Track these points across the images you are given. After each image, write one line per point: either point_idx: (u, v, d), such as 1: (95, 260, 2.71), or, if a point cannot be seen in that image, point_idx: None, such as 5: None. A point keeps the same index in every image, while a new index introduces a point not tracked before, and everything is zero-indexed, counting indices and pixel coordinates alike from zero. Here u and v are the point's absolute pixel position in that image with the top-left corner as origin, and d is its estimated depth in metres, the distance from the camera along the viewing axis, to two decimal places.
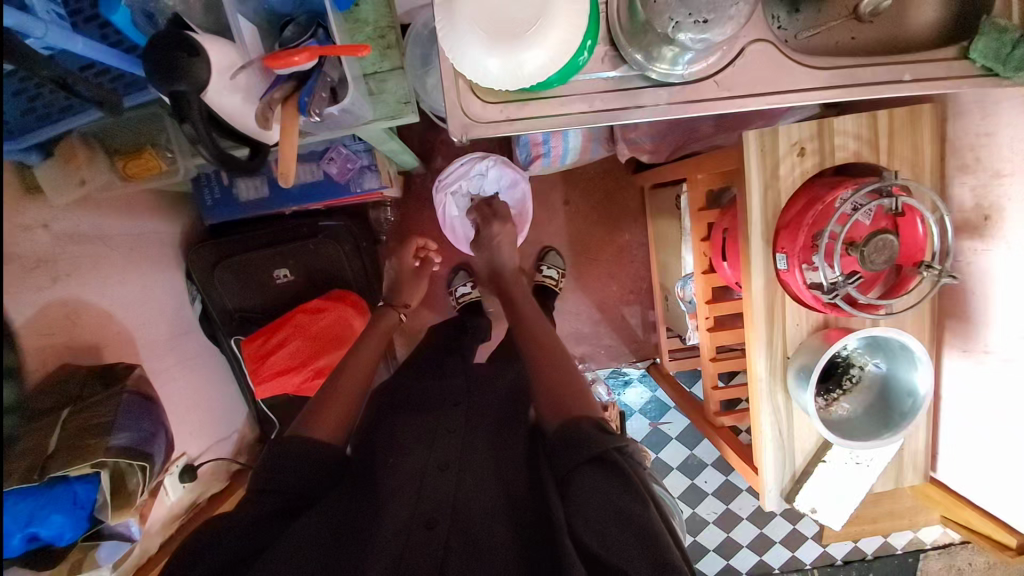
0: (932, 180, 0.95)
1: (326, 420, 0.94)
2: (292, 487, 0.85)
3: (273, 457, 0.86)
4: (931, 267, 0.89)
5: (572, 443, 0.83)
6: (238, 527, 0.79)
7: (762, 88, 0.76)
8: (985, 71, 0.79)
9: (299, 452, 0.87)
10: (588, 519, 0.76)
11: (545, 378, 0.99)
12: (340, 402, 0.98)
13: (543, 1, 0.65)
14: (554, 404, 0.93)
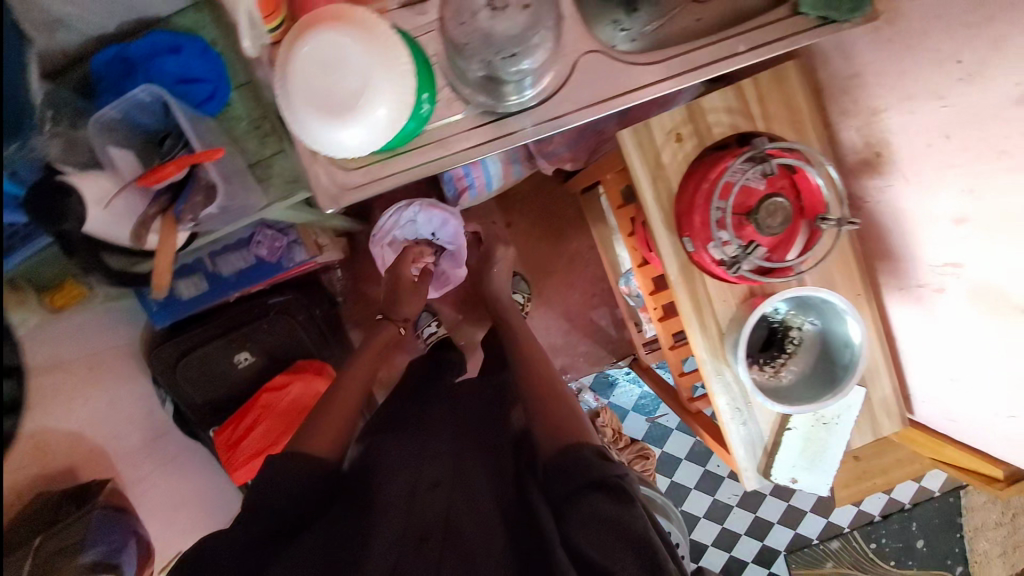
0: (816, 133, 0.95)
1: (322, 440, 0.96)
2: (286, 504, 0.86)
3: (269, 483, 0.87)
4: (829, 219, 0.89)
5: (572, 467, 0.84)
6: (231, 547, 0.81)
7: (604, 96, 0.80)
8: (822, 21, 0.81)
9: (300, 475, 0.89)
10: (582, 535, 0.77)
11: (543, 401, 1.00)
12: (332, 429, 0.99)
13: (364, 71, 0.69)
14: (554, 427, 0.94)
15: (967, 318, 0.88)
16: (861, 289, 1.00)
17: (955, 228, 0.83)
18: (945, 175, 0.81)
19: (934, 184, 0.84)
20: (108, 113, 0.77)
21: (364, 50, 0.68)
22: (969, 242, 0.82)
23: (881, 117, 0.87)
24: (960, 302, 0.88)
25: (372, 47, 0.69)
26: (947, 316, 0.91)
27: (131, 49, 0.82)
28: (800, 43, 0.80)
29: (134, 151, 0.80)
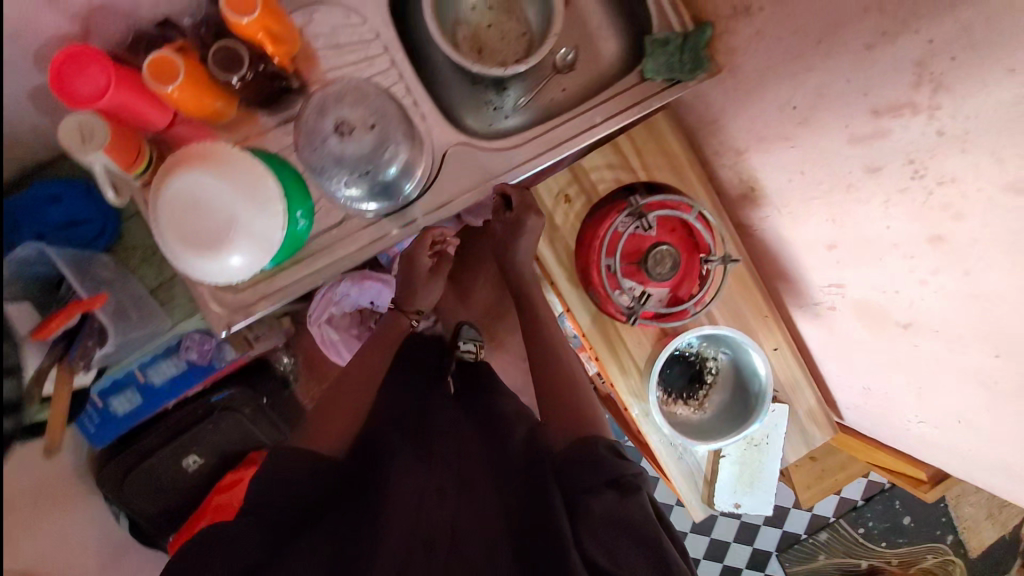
0: (695, 174, 1.00)
1: (320, 438, 0.73)
2: (292, 500, 0.64)
3: (273, 468, 0.65)
4: (711, 260, 0.96)
5: (581, 459, 0.68)
6: (234, 533, 0.59)
7: (479, 179, 0.85)
8: (671, 82, 0.86)
9: (300, 469, 0.66)
10: (599, 543, 0.60)
11: (557, 381, 0.86)
12: (338, 427, 0.76)
13: (231, 203, 0.71)
14: (569, 419, 0.78)
15: (861, 335, 0.90)
16: (767, 311, 1.05)
17: (828, 253, 0.86)
18: (809, 208, 0.84)
19: (804, 218, 0.87)
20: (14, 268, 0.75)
21: (231, 185, 0.71)
22: (844, 265, 0.85)
23: (744, 158, 0.92)
24: (850, 321, 0.91)
25: (239, 182, 0.72)
26: (847, 332, 0.93)
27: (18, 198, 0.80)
28: (654, 104, 0.85)
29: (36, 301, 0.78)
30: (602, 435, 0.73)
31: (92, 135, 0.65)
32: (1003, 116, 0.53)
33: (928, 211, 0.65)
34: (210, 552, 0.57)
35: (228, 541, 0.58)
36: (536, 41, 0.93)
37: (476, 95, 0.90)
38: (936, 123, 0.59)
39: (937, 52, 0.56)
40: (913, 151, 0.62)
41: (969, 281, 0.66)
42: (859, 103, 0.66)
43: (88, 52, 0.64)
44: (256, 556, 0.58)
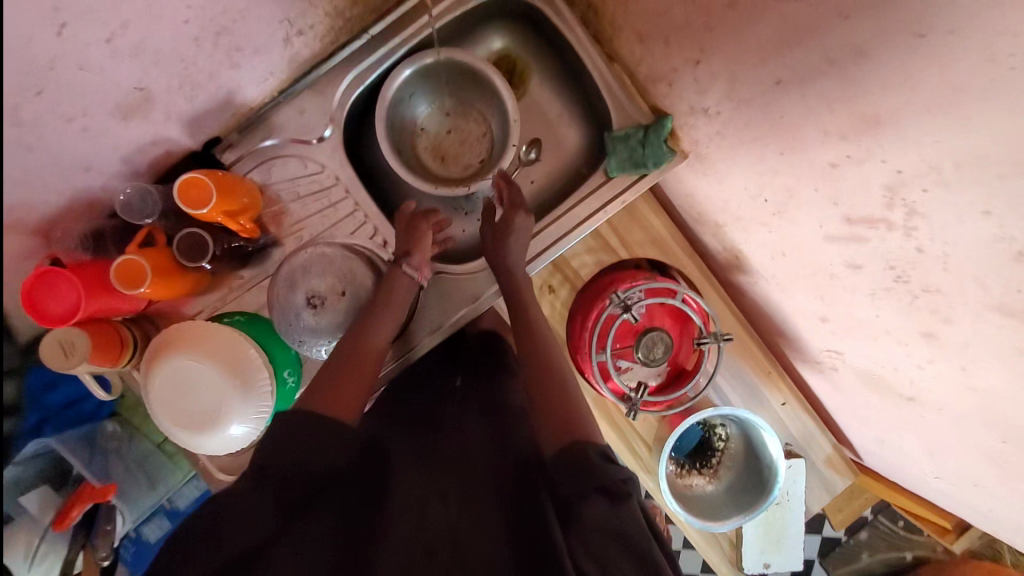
0: (679, 245, 0.99)
1: (341, 401, 0.64)
2: (309, 472, 0.56)
3: (292, 434, 0.57)
4: (705, 339, 0.91)
5: (577, 463, 0.58)
6: (233, 512, 0.52)
7: (467, 303, 0.87)
8: (638, 174, 0.83)
9: (315, 440, 0.58)
10: (592, 554, 0.52)
11: (551, 372, 0.73)
12: (354, 390, 0.66)
13: (213, 380, 0.73)
14: (556, 419, 0.66)
15: (867, 398, 0.88)
16: (770, 368, 1.03)
17: (821, 325, 0.85)
18: (797, 284, 0.82)
19: (792, 291, 0.85)
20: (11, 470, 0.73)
21: (220, 368, 0.73)
22: (840, 338, 0.83)
23: (722, 230, 0.90)
24: (853, 383, 0.89)
25: (225, 365, 0.73)
26: (852, 391, 0.92)
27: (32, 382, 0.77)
28: (631, 197, 0.83)
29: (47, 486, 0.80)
30: (592, 440, 0.62)
31: (74, 348, 0.67)
32: (981, 249, 0.50)
33: (916, 310, 0.63)
34: (209, 530, 0.51)
35: (227, 523, 0.51)
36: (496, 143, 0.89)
37: (446, 202, 0.92)
38: (914, 240, 0.56)
39: (903, 181, 0.52)
40: (893, 259, 0.60)
41: (966, 374, 0.63)
42: (831, 209, 0.63)
43: (53, 272, 0.65)
44: (271, 528, 0.53)
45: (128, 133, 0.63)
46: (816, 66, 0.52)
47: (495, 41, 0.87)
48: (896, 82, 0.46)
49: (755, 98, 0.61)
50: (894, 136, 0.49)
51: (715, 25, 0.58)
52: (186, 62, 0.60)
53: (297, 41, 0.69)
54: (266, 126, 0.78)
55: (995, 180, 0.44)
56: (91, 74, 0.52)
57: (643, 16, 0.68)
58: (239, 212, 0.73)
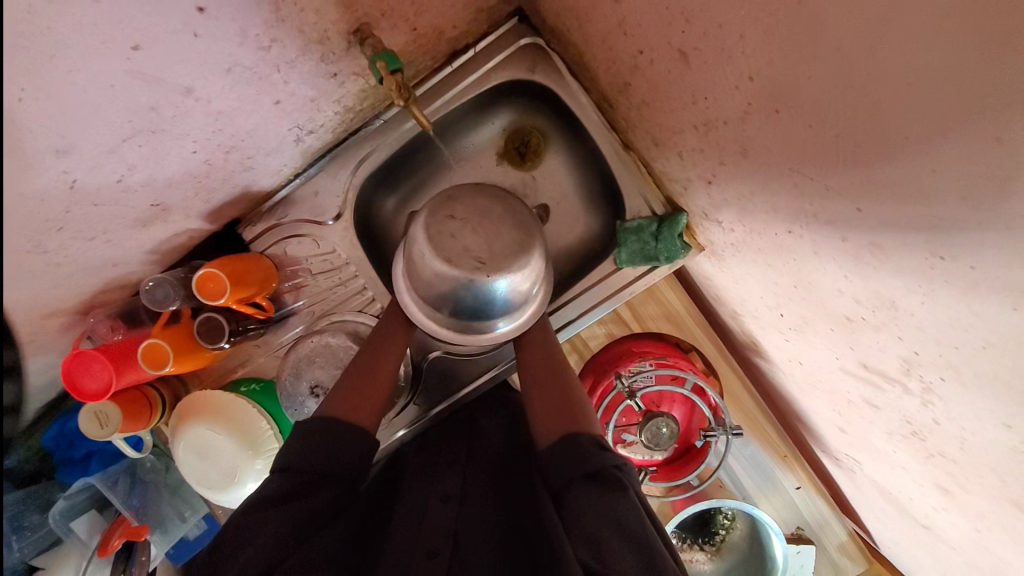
0: (694, 320, 0.96)
1: (361, 407, 0.64)
2: (330, 477, 0.56)
3: (315, 436, 0.58)
4: (712, 432, 0.87)
5: (569, 447, 0.57)
6: (257, 516, 0.52)
7: (457, 387, 0.87)
8: (650, 264, 0.80)
9: (337, 444, 0.58)
10: (588, 540, 0.50)
11: (550, 363, 0.70)
12: (379, 391, 0.67)
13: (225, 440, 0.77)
14: (551, 406, 0.64)
15: (883, 506, 0.83)
16: (786, 451, 0.96)
17: (840, 433, 0.78)
18: (814, 390, 0.76)
19: (808, 394, 0.80)
20: (58, 503, 0.85)
21: (230, 433, 0.77)
22: (858, 450, 0.77)
23: (740, 317, 0.86)
24: (871, 489, 0.83)
25: (235, 427, 0.77)
26: (871, 494, 0.85)
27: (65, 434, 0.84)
28: (636, 292, 0.81)
29: (91, 512, 0.88)
30: (582, 427, 0.60)
31: (107, 420, 0.74)
32: (999, 451, 0.46)
33: (931, 463, 0.59)
34: (232, 543, 0.51)
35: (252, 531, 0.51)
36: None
37: None
38: (932, 410, 0.51)
39: (919, 362, 0.47)
40: (910, 417, 0.56)
41: (979, 534, 0.60)
42: (846, 350, 0.58)
43: (89, 354, 0.69)
44: (292, 539, 0.52)
45: (148, 235, 0.66)
46: (828, 237, 0.47)
47: (503, 117, 0.85)
48: (913, 286, 0.41)
49: (771, 233, 0.56)
50: (909, 323, 0.44)
51: (728, 160, 0.54)
52: (198, 177, 0.62)
53: (308, 137, 0.70)
54: (282, 206, 0.80)
55: (1015, 404, 0.40)
56: (108, 206, 0.55)
57: (659, 124, 0.63)
58: (255, 295, 0.76)
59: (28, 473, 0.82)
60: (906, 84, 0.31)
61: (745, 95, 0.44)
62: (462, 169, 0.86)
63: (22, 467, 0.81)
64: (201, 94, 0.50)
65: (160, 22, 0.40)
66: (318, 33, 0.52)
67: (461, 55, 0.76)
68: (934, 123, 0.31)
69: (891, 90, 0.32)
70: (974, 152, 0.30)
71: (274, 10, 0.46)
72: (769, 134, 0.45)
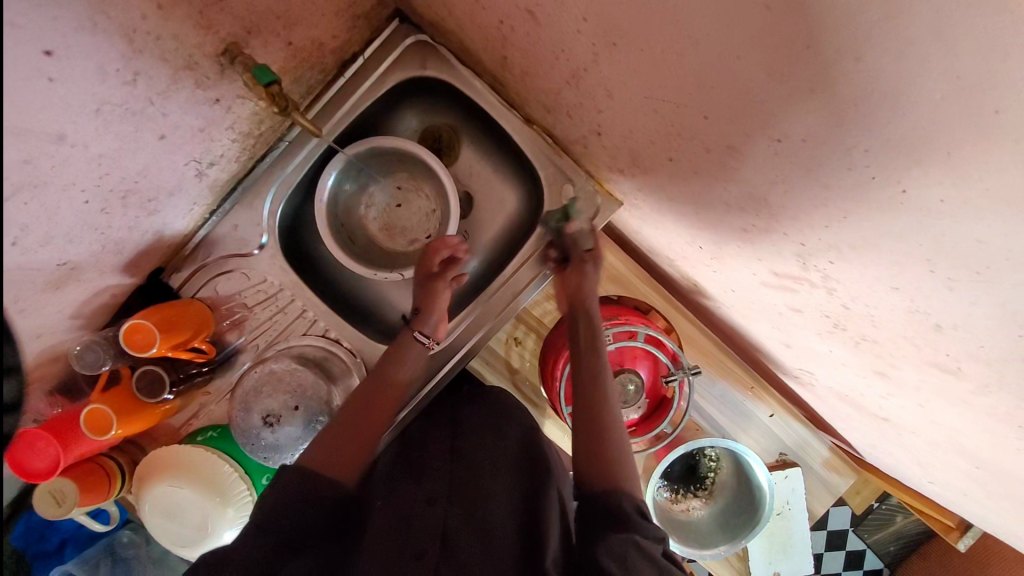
0: (637, 276, 1.00)
1: (346, 460, 0.65)
2: (294, 531, 0.57)
3: (284, 495, 0.58)
4: (673, 375, 0.89)
5: (606, 511, 0.59)
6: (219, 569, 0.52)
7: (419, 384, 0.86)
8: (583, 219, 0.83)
9: (306, 501, 0.58)
10: (614, 557, 0.53)
11: (595, 412, 0.69)
12: (363, 443, 0.67)
13: (196, 492, 0.76)
14: (595, 455, 0.66)
15: (847, 411, 0.86)
16: (753, 383, 0.99)
17: (787, 349, 0.81)
18: (753, 313, 0.79)
19: (751, 319, 0.83)
20: None
21: (193, 485, 0.76)
22: (805, 360, 0.80)
23: (674, 261, 0.89)
24: (831, 396, 0.86)
25: (197, 477, 0.76)
26: (833, 402, 0.88)
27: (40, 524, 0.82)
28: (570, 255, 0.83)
29: None
30: (622, 488, 0.62)
31: (64, 496, 0.72)
32: (901, 317, 0.49)
33: (861, 351, 0.62)
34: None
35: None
36: (435, 196, 0.85)
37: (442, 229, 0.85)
38: (838, 297, 0.55)
39: (809, 252, 0.50)
40: (826, 310, 0.59)
41: (924, 408, 0.62)
42: (757, 262, 0.61)
43: (31, 432, 0.67)
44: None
45: (66, 298, 0.66)
46: (700, 152, 0.50)
47: (409, 118, 0.87)
48: (773, 173, 0.43)
49: (660, 167, 0.59)
50: (789, 218, 0.48)
51: (603, 106, 0.57)
52: (101, 229, 0.61)
53: (211, 170, 0.70)
54: (206, 246, 0.80)
55: (891, 265, 0.42)
56: (7, 273, 0.54)
57: (542, 89, 0.66)
58: (192, 339, 0.75)
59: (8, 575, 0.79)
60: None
61: (588, 37, 0.47)
62: (373, 212, 0.88)
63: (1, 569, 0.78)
64: (76, 139, 0.49)
65: (7, 71, 0.40)
66: (185, 59, 0.53)
67: (350, 65, 0.78)
68: (723, 13, 0.33)
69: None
70: (760, 31, 0.32)
71: (128, 43, 0.47)
72: (621, 68, 0.48)
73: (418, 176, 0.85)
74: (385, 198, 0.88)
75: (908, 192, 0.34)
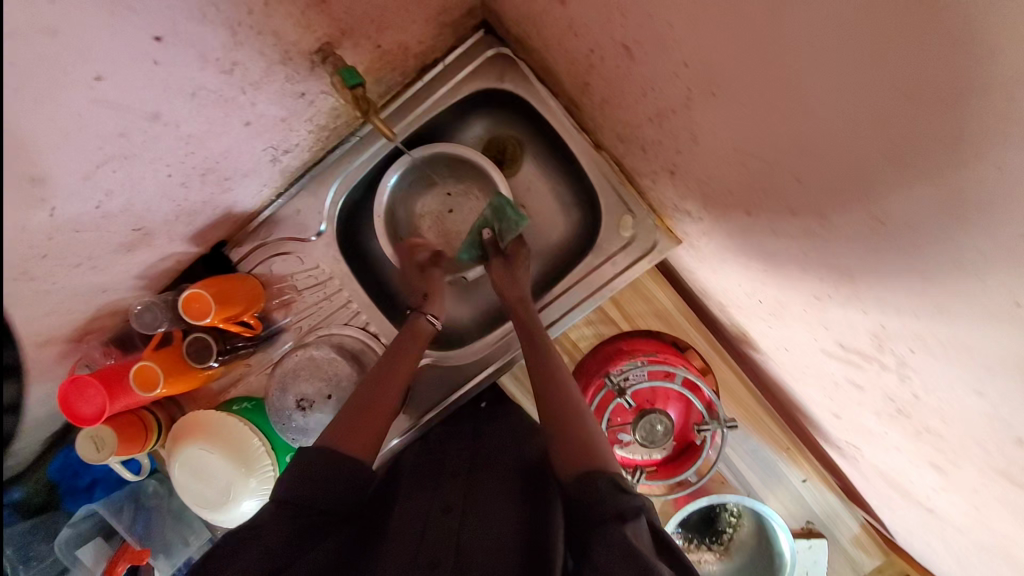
0: (684, 315, 0.97)
1: (362, 436, 0.64)
2: (318, 511, 0.56)
3: (308, 470, 0.58)
4: (706, 425, 0.86)
5: (587, 491, 0.54)
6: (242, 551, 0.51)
7: (445, 394, 0.86)
8: (642, 251, 0.80)
9: (330, 479, 0.58)
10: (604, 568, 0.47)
11: (564, 396, 0.66)
12: (381, 418, 0.67)
13: (225, 460, 0.78)
14: (567, 438, 0.61)
15: (888, 492, 0.81)
16: (789, 444, 0.95)
17: (835, 419, 0.77)
18: (804, 377, 0.75)
19: (800, 380, 0.79)
20: (64, 532, 0.87)
21: (221, 452, 0.78)
22: (853, 434, 0.76)
23: (726, 308, 0.85)
24: (876, 476, 0.81)
25: (227, 447, 0.78)
26: (878, 483, 0.82)
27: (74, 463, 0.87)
28: (619, 287, 0.81)
29: (97, 540, 0.90)
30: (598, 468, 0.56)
31: (103, 444, 0.75)
32: (979, 421, 0.45)
33: (921, 440, 0.58)
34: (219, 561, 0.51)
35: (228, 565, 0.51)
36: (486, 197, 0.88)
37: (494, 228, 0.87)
38: (909, 385, 0.51)
39: (888, 335, 0.47)
40: (892, 394, 0.55)
41: (979, 512, 0.57)
42: (823, 330, 0.58)
43: (83, 379, 0.71)
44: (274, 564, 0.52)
45: (136, 261, 0.69)
46: (783, 215, 0.47)
47: (478, 126, 0.87)
48: (865, 251, 0.41)
49: (733, 219, 0.57)
50: (872, 297, 0.45)
51: (684, 150, 0.55)
52: (177, 201, 0.64)
53: (285, 156, 0.72)
54: (268, 226, 0.83)
55: (982, 370, 0.39)
56: (87, 233, 0.57)
57: (620, 121, 0.64)
58: (242, 313, 0.77)
59: (37, 503, 0.85)
60: (820, 55, 0.31)
61: (684, 82, 0.45)
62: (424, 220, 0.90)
63: (31, 497, 0.84)
64: (169, 119, 0.52)
65: (116, 52, 0.42)
66: (280, 53, 0.54)
67: (429, 70, 0.79)
68: (845, 88, 0.31)
69: (808, 62, 0.32)
70: (881, 114, 0.30)
71: (232, 35, 0.48)
72: (713, 118, 0.46)
73: (467, 181, 0.88)
74: (435, 206, 0.90)
75: (1018, 306, 0.31)
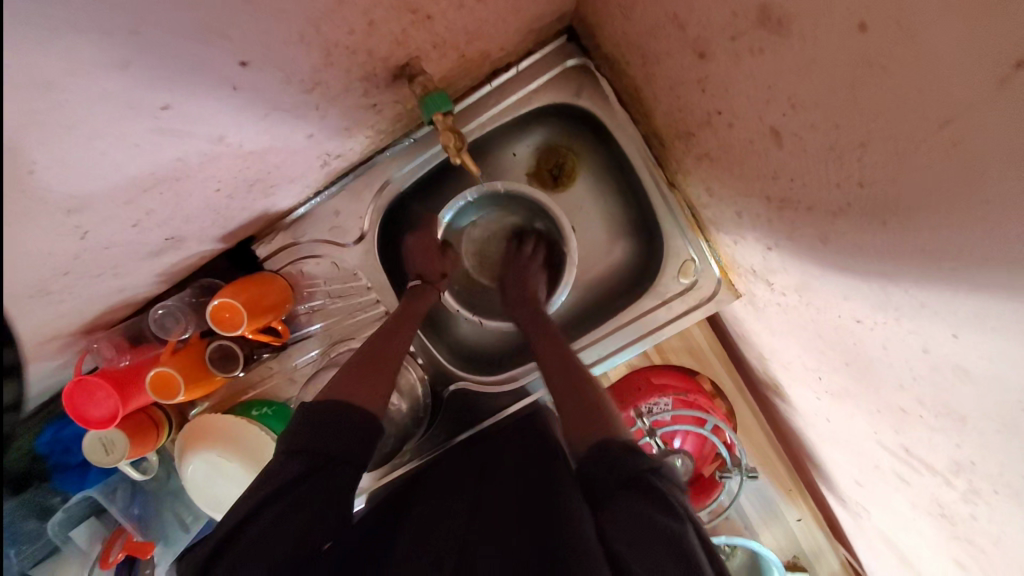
0: (716, 353, 0.98)
1: (369, 392, 0.60)
2: (334, 458, 0.52)
3: (318, 418, 0.54)
4: (729, 472, 0.88)
5: (601, 456, 0.52)
6: (271, 529, 0.46)
7: (480, 418, 0.81)
8: (702, 299, 0.75)
9: (332, 423, 0.54)
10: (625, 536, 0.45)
11: (577, 380, 0.64)
12: (382, 380, 0.63)
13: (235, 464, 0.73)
14: (578, 414, 0.59)
15: (883, 550, 0.83)
16: (792, 486, 0.96)
17: (855, 485, 0.78)
18: (837, 442, 0.75)
19: (831, 445, 0.79)
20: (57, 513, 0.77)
21: (243, 461, 0.73)
22: (873, 505, 0.76)
23: (765, 360, 0.84)
24: (874, 535, 0.84)
25: (248, 456, 0.73)
26: (874, 542, 0.85)
27: (64, 435, 0.75)
28: (666, 335, 0.76)
29: (92, 521, 0.80)
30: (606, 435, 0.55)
31: (113, 446, 0.69)
32: None
33: (954, 540, 0.58)
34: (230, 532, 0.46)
35: (258, 552, 0.45)
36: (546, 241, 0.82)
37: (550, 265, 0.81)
38: (970, 506, 0.50)
39: (975, 472, 0.46)
40: (943, 503, 0.55)
41: None
42: (889, 431, 0.57)
43: (93, 381, 0.63)
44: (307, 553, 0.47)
45: (161, 263, 0.61)
46: (908, 344, 0.45)
47: (537, 138, 0.79)
48: (993, 409, 0.39)
49: (832, 315, 0.54)
50: (975, 438, 0.43)
51: (798, 238, 0.51)
52: (216, 209, 0.56)
53: (336, 160, 0.64)
54: (303, 224, 0.75)
55: None
56: (116, 248, 0.49)
57: (721, 180, 0.60)
58: (271, 320, 0.71)
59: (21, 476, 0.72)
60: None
61: (847, 194, 0.41)
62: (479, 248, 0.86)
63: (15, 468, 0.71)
64: (233, 139, 0.44)
65: (191, 79, 0.35)
66: (364, 71, 0.47)
67: (500, 75, 0.72)
68: None
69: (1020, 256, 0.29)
70: None
71: (324, 55, 0.41)
72: (859, 235, 0.42)
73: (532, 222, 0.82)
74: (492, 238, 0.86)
75: None
